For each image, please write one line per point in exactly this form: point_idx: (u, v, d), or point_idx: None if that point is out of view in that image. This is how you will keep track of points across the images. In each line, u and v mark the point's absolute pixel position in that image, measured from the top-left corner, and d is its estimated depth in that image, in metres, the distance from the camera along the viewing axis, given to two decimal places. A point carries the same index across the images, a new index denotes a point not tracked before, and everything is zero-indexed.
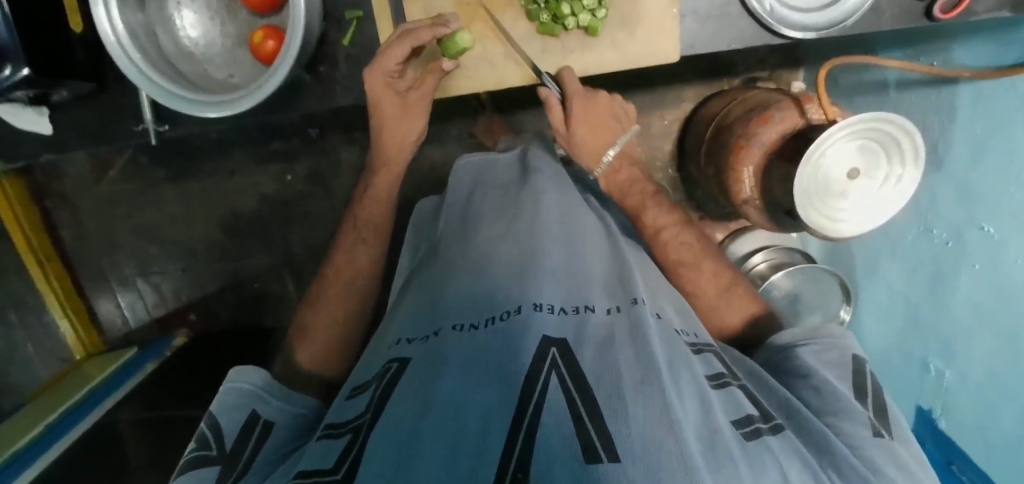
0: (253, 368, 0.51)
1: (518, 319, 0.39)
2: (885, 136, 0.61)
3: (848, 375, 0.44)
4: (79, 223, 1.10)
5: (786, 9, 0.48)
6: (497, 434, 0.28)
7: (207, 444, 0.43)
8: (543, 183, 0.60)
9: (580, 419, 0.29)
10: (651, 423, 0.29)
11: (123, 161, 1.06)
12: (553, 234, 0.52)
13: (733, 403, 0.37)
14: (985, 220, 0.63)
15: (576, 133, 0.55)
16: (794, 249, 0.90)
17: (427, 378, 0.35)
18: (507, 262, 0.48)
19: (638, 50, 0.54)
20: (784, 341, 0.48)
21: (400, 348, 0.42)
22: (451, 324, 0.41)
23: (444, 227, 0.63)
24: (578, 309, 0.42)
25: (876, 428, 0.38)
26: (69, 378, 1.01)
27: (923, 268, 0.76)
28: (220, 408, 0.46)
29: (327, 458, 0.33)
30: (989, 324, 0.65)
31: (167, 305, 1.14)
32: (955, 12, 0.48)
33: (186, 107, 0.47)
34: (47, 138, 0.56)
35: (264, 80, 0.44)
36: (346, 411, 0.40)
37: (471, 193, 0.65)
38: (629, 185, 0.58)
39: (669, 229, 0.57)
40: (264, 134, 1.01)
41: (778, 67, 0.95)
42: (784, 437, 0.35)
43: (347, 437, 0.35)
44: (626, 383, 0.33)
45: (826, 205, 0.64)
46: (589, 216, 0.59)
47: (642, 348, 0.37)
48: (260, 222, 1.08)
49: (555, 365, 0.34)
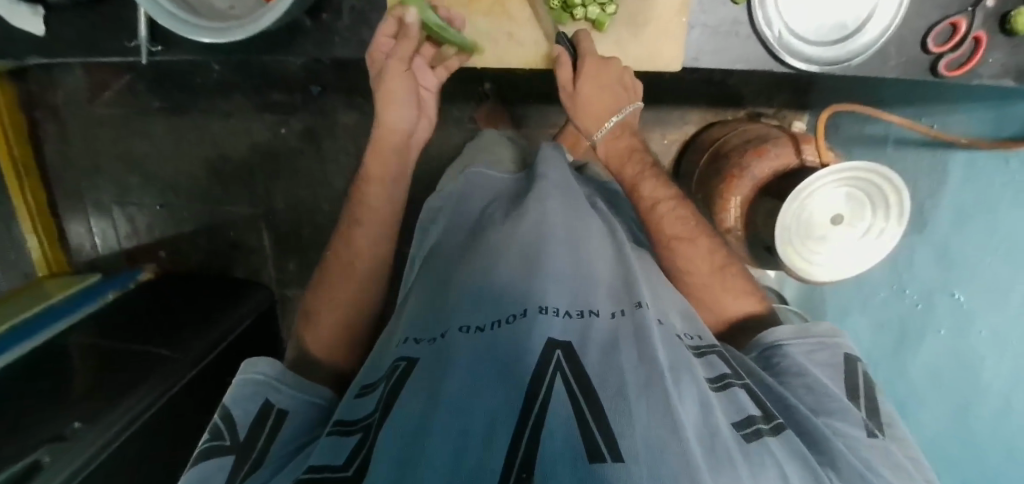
0: (267, 359, 0.49)
1: (524, 324, 0.38)
2: (870, 186, 0.61)
3: (840, 374, 0.45)
4: (63, 139, 1.08)
5: (793, 38, 0.48)
6: (503, 432, 0.30)
7: (218, 435, 0.41)
8: (546, 187, 0.56)
9: (584, 419, 0.30)
10: (655, 423, 0.30)
11: (119, 85, 1.04)
12: (560, 239, 0.49)
13: (735, 406, 0.37)
14: (957, 288, 0.64)
15: (581, 93, 0.53)
16: (768, 289, 0.91)
17: (432, 377, 0.37)
18: (516, 264, 0.46)
19: (639, 51, 0.53)
20: (775, 337, 0.48)
21: (407, 347, 0.43)
22: (458, 325, 0.41)
23: (455, 212, 0.62)
24: (584, 313, 0.41)
25: (869, 429, 0.39)
26: (29, 292, 0.98)
27: (889, 328, 0.76)
28: (234, 399, 0.44)
29: (338, 453, 0.36)
30: (941, 391, 0.68)
31: (140, 239, 1.12)
32: (959, 72, 0.49)
33: (178, 27, 0.45)
34: (39, 41, 0.55)
35: (260, 16, 0.43)
36: (357, 409, 0.41)
37: (488, 203, 0.61)
38: (627, 154, 0.57)
39: (667, 202, 0.56)
40: (266, 83, 1.00)
41: (784, 106, 0.96)
42: (788, 439, 0.35)
43: (357, 435, 0.37)
44: (628, 385, 0.33)
45: (805, 246, 0.64)
46: (593, 219, 0.55)
47: (646, 350, 0.37)
48: (248, 171, 1.07)
49: (559, 367, 0.34)
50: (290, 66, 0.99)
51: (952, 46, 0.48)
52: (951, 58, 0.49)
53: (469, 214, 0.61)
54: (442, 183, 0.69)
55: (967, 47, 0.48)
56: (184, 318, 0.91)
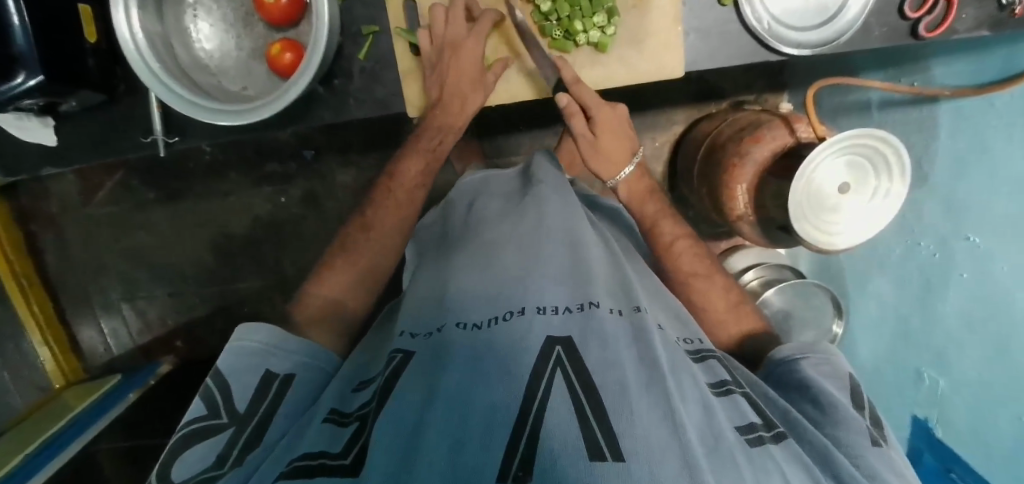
0: (266, 325, 0.46)
1: (520, 323, 0.34)
2: (867, 149, 0.62)
3: (845, 385, 0.43)
4: (64, 245, 1.07)
5: (781, 27, 0.51)
6: (501, 429, 0.26)
7: (214, 411, 0.40)
8: (544, 192, 0.50)
9: (585, 416, 0.26)
10: (656, 424, 0.27)
11: (112, 183, 1.04)
12: (556, 237, 0.44)
13: (734, 411, 0.34)
14: (971, 231, 0.62)
15: (601, 139, 0.56)
16: (784, 266, 0.91)
17: (432, 372, 0.32)
18: (512, 265, 0.40)
19: (647, 65, 0.55)
20: (782, 355, 0.46)
21: (402, 341, 0.38)
22: (455, 320, 0.36)
23: (450, 220, 0.57)
24: (583, 306, 0.36)
25: (874, 438, 0.37)
26: (46, 409, 0.95)
27: (911, 281, 0.74)
28: (229, 368, 0.42)
29: (336, 440, 0.32)
30: (979, 334, 0.63)
31: (153, 332, 1.10)
32: (939, 31, 0.52)
33: (192, 111, 0.47)
34: (51, 150, 0.56)
35: (284, 92, 0.46)
36: (353, 400, 0.38)
37: (473, 201, 0.57)
38: (647, 196, 0.59)
39: (685, 240, 0.57)
40: (259, 156, 1.01)
41: (763, 92, 0.99)
42: (788, 447, 0.33)
43: (355, 425, 0.33)
44: (631, 383, 0.29)
45: (820, 219, 0.63)
46: (590, 228, 0.48)
47: (646, 349, 0.33)
48: (253, 244, 1.06)
49: (560, 363, 0.30)
50: (282, 137, 1.00)
51: (927, 10, 0.51)
52: (928, 20, 0.52)
53: (444, 228, 0.57)
54: (449, 195, 0.62)
55: (940, 8, 0.51)
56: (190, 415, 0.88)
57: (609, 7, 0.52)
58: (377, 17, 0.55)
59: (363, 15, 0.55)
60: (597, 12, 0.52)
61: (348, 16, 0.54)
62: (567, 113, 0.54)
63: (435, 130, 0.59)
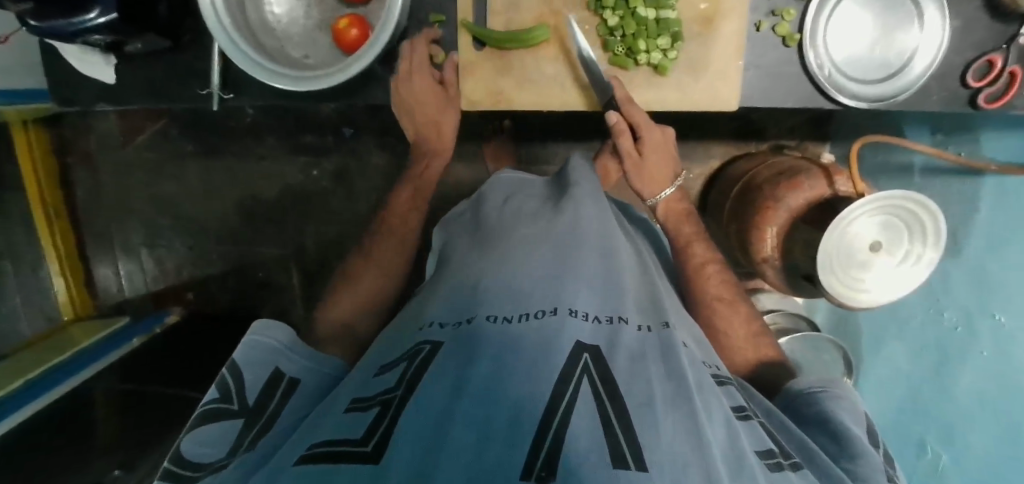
0: (281, 325, 0.48)
1: (552, 322, 0.33)
2: (905, 212, 0.61)
3: (863, 423, 0.42)
4: (97, 182, 1.10)
5: (841, 76, 0.52)
6: (529, 424, 0.25)
7: (228, 397, 0.41)
8: (580, 196, 0.49)
9: (610, 424, 0.26)
10: (680, 439, 0.27)
11: (153, 129, 1.06)
12: (591, 243, 0.43)
13: (754, 435, 0.34)
14: (996, 309, 0.62)
15: (648, 157, 0.56)
16: (799, 315, 0.89)
17: (460, 359, 0.32)
18: (545, 265, 0.40)
19: (702, 94, 0.55)
20: (803, 386, 0.46)
21: (431, 332, 0.38)
22: (486, 313, 0.36)
23: (483, 213, 0.56)
24: (612, 319, 0.36)
25: (891, 477, 0.36)
26: (51, 339, 0.97)
27: (929, 350, 0.73)
28: (244, 359, 0.44)
29: (356, 427, 0.29)
30: (994, 414, 0.63)
31: (168, 280, 1.12)
32: (997, 104, 0.51)
33: (253, 70, 0.49)
34: (108, 88, 0.58)
35: (349, 66, 0.47)
36: (372, 386, 0.35)
37: (508, 198, 0.56)
38: (686, 218, 0.59)
39: (716, 266, 0.57)
40: (300, 126, 1.03)
41: (806, 139, 0.99)
42: (806, 477, 0.32)
43: (376, 410, 0.31)
44: (658, 398, 0.29)
45: (848, 275, 0.62)
46: (623, 238, 0.48)
47: (673, 366, 0.33)
48: (279, 211, 1.08)
49: (588, 370, 0.30)
50: (324, 110, 1.01)
51: (989, 81, 0.51)
52: (989, 91, 0.51)
53: (474, 218, 0.57)
54: (481, 187, 0.63)
55: (1003, 81, 0.51)
56: (188, 366, 0.89)
57: (675, 32, 0.52)
58: (444, 7, 0.56)
59: (431, 3, 0.56)
60: (662, 34, 0.52)
61: (417, 3, 0.56)
62: (616, 131, 0.54)
63: (422, 154, 0.64)
